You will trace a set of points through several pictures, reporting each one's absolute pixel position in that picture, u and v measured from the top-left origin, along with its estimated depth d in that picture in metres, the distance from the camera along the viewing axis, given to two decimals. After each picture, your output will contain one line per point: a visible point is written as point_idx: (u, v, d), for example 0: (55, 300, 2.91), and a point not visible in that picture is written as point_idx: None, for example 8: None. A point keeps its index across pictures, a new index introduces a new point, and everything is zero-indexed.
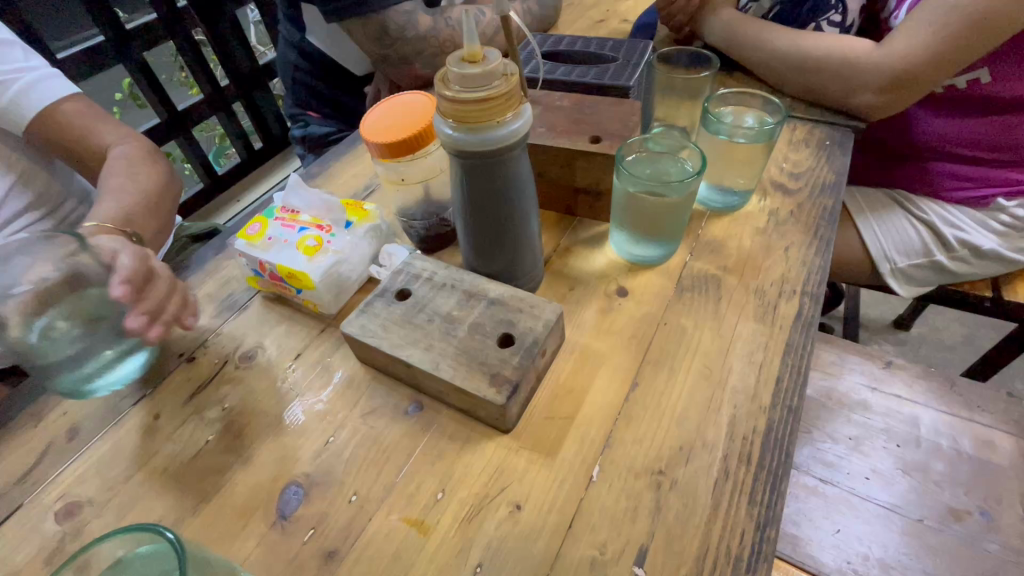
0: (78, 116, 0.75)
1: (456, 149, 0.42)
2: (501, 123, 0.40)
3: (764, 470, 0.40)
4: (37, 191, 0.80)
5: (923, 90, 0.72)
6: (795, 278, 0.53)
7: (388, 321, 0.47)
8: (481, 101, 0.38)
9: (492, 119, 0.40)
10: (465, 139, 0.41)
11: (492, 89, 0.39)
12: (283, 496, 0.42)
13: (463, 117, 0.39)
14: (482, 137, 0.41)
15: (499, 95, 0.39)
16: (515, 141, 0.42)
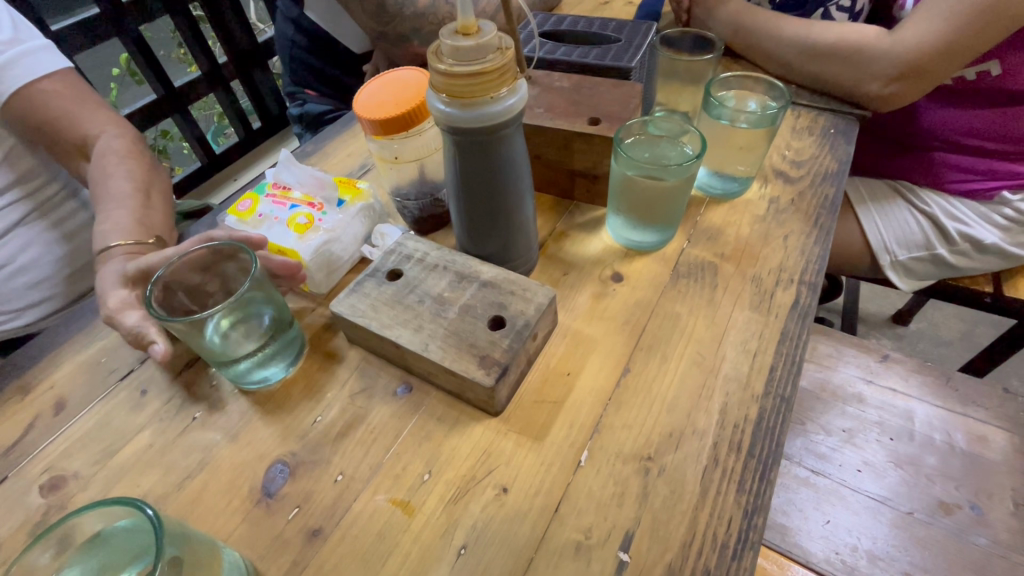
0: (56, 97, 0.73)
1: (449, 125, 0.41)
2: (496, 99, 0.39)
3: (753, 458, 0.40)
4: (22, 168, 0.79)
5: (932, 81, 0.71)
6: (792, 267, 0.53)
7: (378, 301, 0.47)
8: (476, 75, 0.37)
9: (485, 94, 0.39)
10: (457, 115, 0.40)
11: (486, 62, 0.38)
12: (269, 473, 0.42)
13: (456, 91, 0.38)
14: (474, 113, 0.40)
15: (493, 70, 0.38)
16: (509, 118, 0.41)
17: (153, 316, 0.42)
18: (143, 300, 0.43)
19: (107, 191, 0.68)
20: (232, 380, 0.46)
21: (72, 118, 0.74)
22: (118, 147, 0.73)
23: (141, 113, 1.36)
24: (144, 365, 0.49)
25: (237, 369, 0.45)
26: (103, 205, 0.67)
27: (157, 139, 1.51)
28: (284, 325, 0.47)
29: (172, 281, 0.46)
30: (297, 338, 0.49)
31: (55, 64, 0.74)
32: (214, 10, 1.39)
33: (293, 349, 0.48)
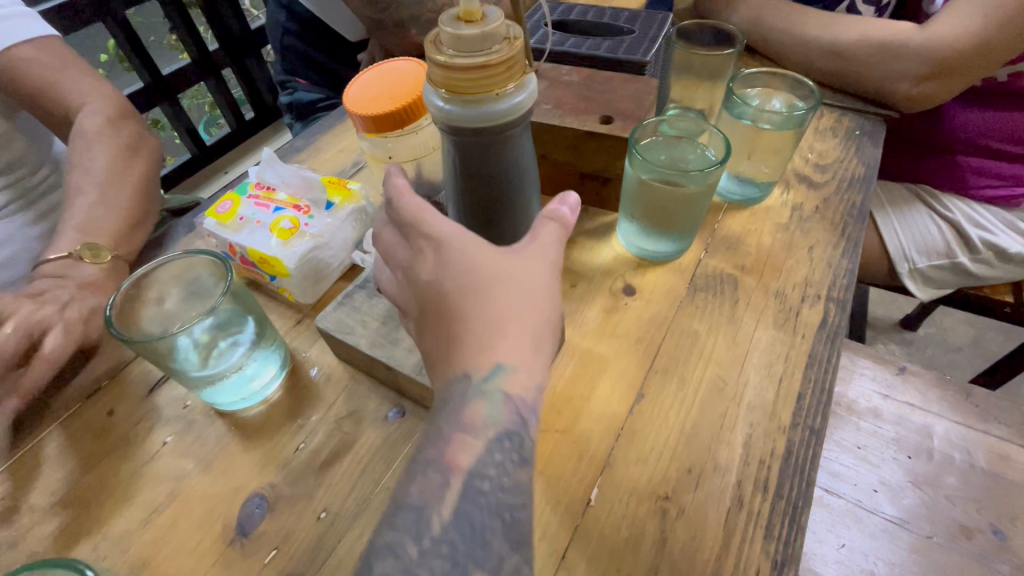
0: (37, 69, 0.68)
1: (449, 125, 0.37)
2: (502, 96, 0.35)
3: (782, 499, 0.36)
4: (13, 153, 0.74)
5: (966, 80, 0.66)
6: (819, 281, 0.49)
7: (368, 316, 0.43)
8: (480, 69, 0.33)
9: (490, 90, 0.34)
10: (458, 114, 0.35)
11: (492, 54, 0.33)
12: (244, 509, 0.38)
13: (457, 86, 0.34)
14: (477, 112, 0.35)
15: (499, 62, 0.33)
16: (517, 117, 0.36)
17: (114, 338, 0.37)
18: (104, 319, 0.39)
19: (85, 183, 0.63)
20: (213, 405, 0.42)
21: (56, 97, 0.69)
22: (93, 125, 0.68)
23: None
24: (112, 382, 0.45)
25: (217, 389, 0.41)
26: (81, 199, 0.63)
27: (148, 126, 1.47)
28: (265, 339, 0.43)
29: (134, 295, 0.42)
30: (281, 355, 0.45)
31: (35, 31, 0.69)
32: None
33: (276, 366, 0.44)
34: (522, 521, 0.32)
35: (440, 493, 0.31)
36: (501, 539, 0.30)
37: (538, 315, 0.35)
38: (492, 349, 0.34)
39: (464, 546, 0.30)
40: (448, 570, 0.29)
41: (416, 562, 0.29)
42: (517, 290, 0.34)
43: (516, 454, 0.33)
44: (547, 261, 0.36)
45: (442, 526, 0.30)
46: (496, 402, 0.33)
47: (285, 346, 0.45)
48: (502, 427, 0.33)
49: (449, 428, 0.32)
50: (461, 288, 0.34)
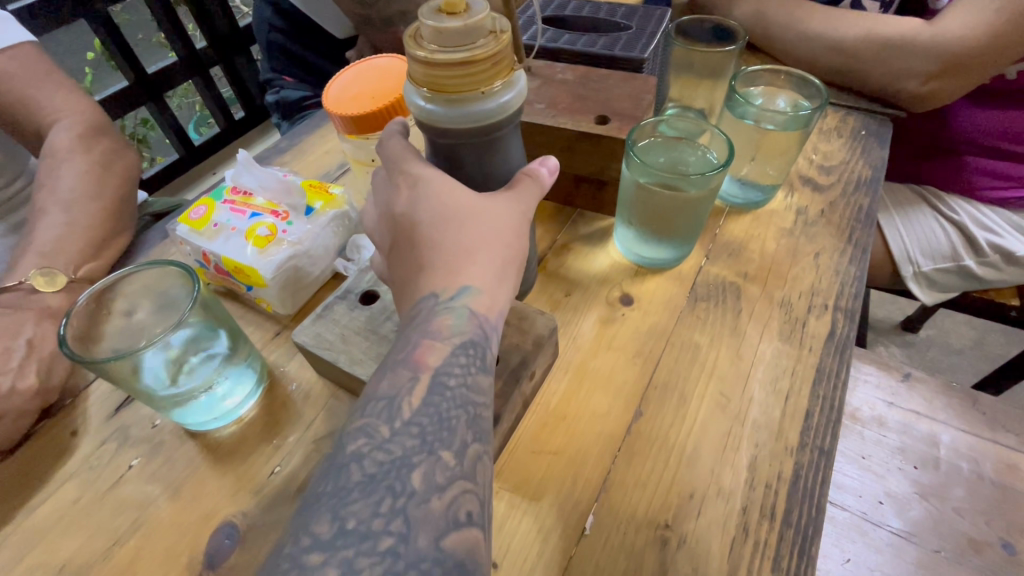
0: (9, 77, 0.66)
1: (433, 125, 0.34)
2: (488, 94, 0.32)
3: (791, 528, 0.34)
4: None
5: (976, 79, 0.63)
6: (826, 289, 0.46)
7: (348, 330, 0.40)
8: (463, 64, 0.30)
9: (475, 88, 0.32)
10: (441, 114, 0.33)
11: (476, 49, 0.30)
12: (213, 539, 0.35)
13: (440, 84, 0.31)
14: (461, 112, 0.33)
15: (484, 58, 0.30)
16: (505, 117, 0.34)
17: (65, 357, 0.35)
18: (57, 339, 0.36)
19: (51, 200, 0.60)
20: (183, 426, 0.39)
21: (29, 103, 0.67)
22: (64, 143, 0.65)
23: (111, 101, 1.28)
24: (78, 400, 0.42)
25: (187, 412, 0.38)
26: (46, 215, 0.59)
27: (137, 126, 1.45)
28: (237, 357, 0.41)
29: (94, 309, 0.40)
30: (257, 371, 0.42)
31: (8, 35, 0.67)
32: None
33: (250, 384, 0.41)
34: (487, 418, 0.31)
35: (409, 385, 0.31)
36: (467, 427, 0.30)
37: (506, 249, 0.35)
38: (457, 271, 0.34)
39: (430, 427, 0.29)
40: (418, 449, 0.28)
41: (387, 440, 0.29)
42: (487, 225, 0.34)
43: (479, 363, 0.32)
44: (519, 208, 0.36)
45: (412, 412, 0.30)
46: (459, 317, 0.33)
47: (262, 361, 0.43)
48: (467, 335, 0.33)
49: (417, 333, 0.32)
50: (431, 216, 0.34)
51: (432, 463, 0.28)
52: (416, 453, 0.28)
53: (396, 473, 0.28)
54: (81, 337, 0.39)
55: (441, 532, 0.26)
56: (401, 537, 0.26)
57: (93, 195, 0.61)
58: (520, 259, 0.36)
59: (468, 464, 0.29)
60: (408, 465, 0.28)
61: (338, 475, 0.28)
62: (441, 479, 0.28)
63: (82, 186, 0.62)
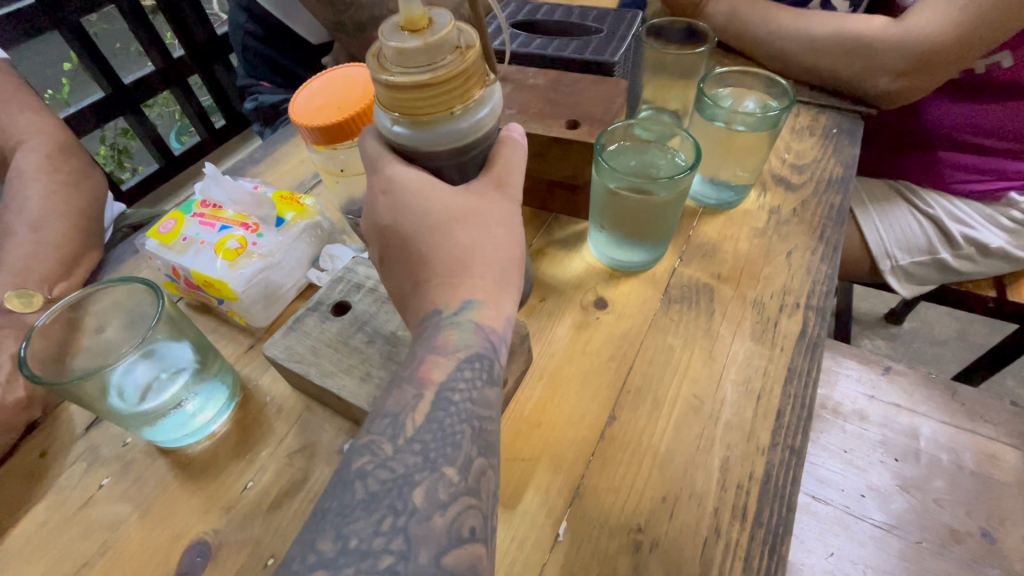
0: None
1: (413, 146, 0.34)
2: (463, 111, 0.32)
3: (762, 528, 0.34)
4: None
5: (945, 75, 0.64)
6: (798, 288, 0.47)
7: (319, 342, 0.40)
8: (436, 86, 0.30)
9: (450, 107, 0.32)
10: (419, 136, 0.33)
11: (439, 67, 0.30)
12: (185, 557, 0.35)
13: (414, 107, 0.31)
14: (432, 132, 0.33)
15: (455, 76, 0.30)
16: (480, 134, 0.34)
17: (27, 378, 0.33)
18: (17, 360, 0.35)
19: (15, 220, 0.59)
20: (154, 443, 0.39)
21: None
22: (31, 164, 0.64)
23: (88, 112, 1.26)
24: (49, 419, 0.42)
25: (158, 428, 0.38)
26: (12, 235, 0.58)
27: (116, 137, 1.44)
28: (208, 371, 0.40)
29: (58, 326, 0.39)
30: (229, 385, 0.41)
31: None
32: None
33: (221, 399, 0.41)
34: (492, 431, 0.31)
35: (414, 401, 0.30)
36: (472, 441, 0.30)
37: (499, 251, 0.35)
38: (458, 286, 0.34)
39: (433, 445, 0.29)
40: (420, 466, 0.28)
41: (390, 458, 0.28)
42: (477, 229, 0.35)
43: (484, 376, 0.32)
44: (505, 198, 0.37)
45: (416, 428, 0.29)
46: (464, 331, 0.33)
47: (234, 374, 0.42)
48: (473, 349, 0.32)
49: (421, 349, 0.32)
50: (425, 231, 0.34)
51: (436, 479, 0.28)
52: (418, 471, 0.28)
53: (398, 491, 0.27)
54: (43, 356, 0.38)
55: (443, 551, 0.26)
56: (400, 557, 0.25)
57: (62, 212, 0.60)
58: (519, 251, 0.37)
59: (473, 479, 0.28)
60: (410, 483, 0.27)
61: (342, 492, 0.27)
62: (445, 496, 0.27)
63: (52, 203, 0.61)
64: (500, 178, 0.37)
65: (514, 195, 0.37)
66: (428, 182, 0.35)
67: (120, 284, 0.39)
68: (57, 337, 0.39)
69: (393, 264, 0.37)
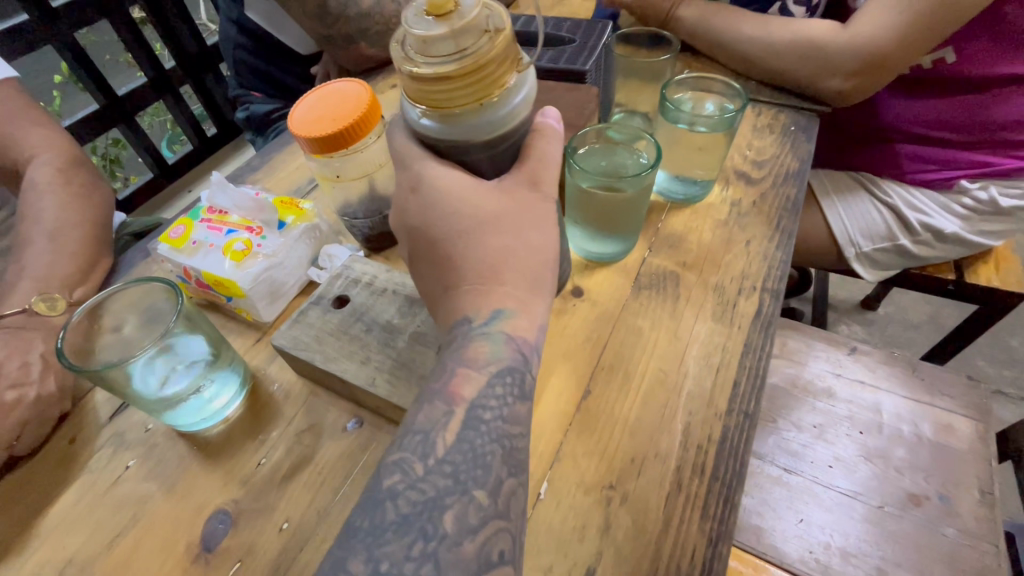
0: None
1: (455, 137, 0.37)
2: (502, 97, 0.35)
3: (718, 481, 0.39)
4: None
5: (891, 73, 0.69)
6: (755, 273, 0.52)
7: (323, 332, 0.44)
8: (475, 73, 0.33)
9: (490, 93, 0.34)
10: (462, 126, 0.36)
11: (467, 55, 0.32)
12: (209, 524, 0.39)
13: (456, 96, 0.34)
14: (474, 120, 0.36)
15: (491, 61, 0.33)
16: (515, 119, 0.37)
17: (68, 366, 0.38)
18: (55, 350, 0.39)
19: (30, 229, 0.63)
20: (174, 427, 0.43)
21: (9, 137, 0.70)
22: (42, 176, 0.67)
23: (83, 124, 1.29)
24: (77, 410, 0.46)
25: (178, 413, 0.42)
26: (29, 244, 0.62)
27: (109, 148, 1.47)
28: (223, 363, 0.44)
29: (89, 322, 0.43)
30: (242, 376, 0.46)
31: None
32: (157, 13, 1.32)
33: (234, 387, 0.45)
34: (520, 449, 0.35)
35: (444, 419, 0.34)
36: (501, 463, 0.33)
37: (532, 256, 0.39)
38: (490, 294, 0.37)
39: (464, 467, 0.32)
40: (451, 489, 0.31)
41: (420, 479, 0.32)
42: (508, 235, 0.38)
43: (515, 392, 0.36)
44: (539, 196, 0.40)
45: (447, 449, 0.33)
46: (496, 342, 0.36)
47: (245, 366, 0.46)
48: (504, 363, 0.36)
49: (454, 363, 0.36)
50: (457, 237, 0.38)
51: (466, 504, 0.31)
52: (448, 494, 0.31)
53: (429, 515, 0.30)
54: (76, 347, 0.42)
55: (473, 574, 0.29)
56: None
57: (75, 221, 0.64)
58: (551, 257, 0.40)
59: (501, 502, 0.32)
60: (441, 506, 0.31)
61: (374, 511, 0.30)
62: (475, 521, 0.31)
63: (64, 213, 0.65)
64: (535, 177, 0.40)
65: (548, 195, 0.41)
66: (464, 187, 0.38)
67: (143, 284, 0.43)
68: (87, 331, 0.43)
69: (427, 266, 0.40)
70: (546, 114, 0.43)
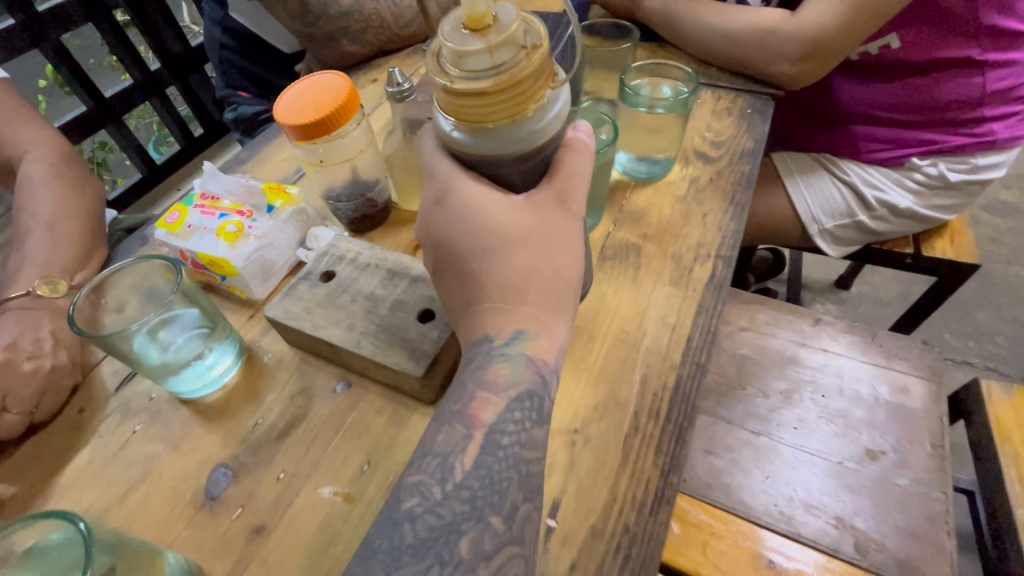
0: None
1: (491, 152, 0.39)
2: (537, 111, 0.37)
3: (671, 422, 0.43)
4: None
5: (836, 57, 0.74)
6: (710, 243, 0.56)
7: (311, 303, 0.48)
8: (512, 88, 0.35)
9: (526, 108, 0.37)
10: (499, 141, 0.38)
11: (501, 70, 0.35)
12: (212, 477, 0.43)
13: (493, 110, 0.36)
14: (509, 134, 0.38)
15: (528, 78, 0.35)
16: (547, 135, 0.39)
17: (78, 334, 0.41)
18: (66, 319, 0.43)
19: (29, 222, 0.66)
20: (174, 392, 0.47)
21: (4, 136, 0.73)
22: (38, 172, 0.71)
23: (70, 127, 1.32)
24: (85, 383, 0.49)
25: (178, 379, 0.46)
26: (29, 235, 0.65)
27: (97, 151, 1.49)
28: (220, 336, 0.48)
29: (96, 295, 0.47)
30: (237, 349, 0.49)
31: None
32: (141, 16, 1.34)
33: (230, 358, 0.49)
34: (536, 473, 0.37)
35: (464, 443, 0.37)
36: (517, 488, 0.36)
37: (557, 278, 0.41)
38: (511, 316, 0.40)
39: (481, 493, 0.35)
40: (468, 514, 0.35)
41: (438, 503, 0.35)
42: (531, 256, 0.40)
43: (533, 416, 0.38)
44: (565, 213, 0.42)
45: (464, 473, 0.36)
46: (517, 366, 0.39)
47: (241, 339, 0.50)
48: (523, 386, 0.38)
49: (474, 386, 0.38)
50: (482, 253, 0.40)
51: (482, 529, 0.34)
52: (465, 520, 0.34)
53: (446, 540, 0.34)
54: (85, 318, 0.46)
55: None
56: None
57: (72, 213, 0.67)
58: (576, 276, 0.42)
59: (516, 528, 0.35)
60: (458, 532, 0.34)
61: (394, 532, 0.34)
62: (490, 546, 0.34)
63: (61, 205, 0.68)
64: (564, 195, 0.42)
65: (576, 214, 0.42)
66: (490, 205, 0.40)
67: (146, 262, 0.47)
68: (95, 303, 0.47)
69: (454, 278, 0.42)
70: (578, 128, 0.44)
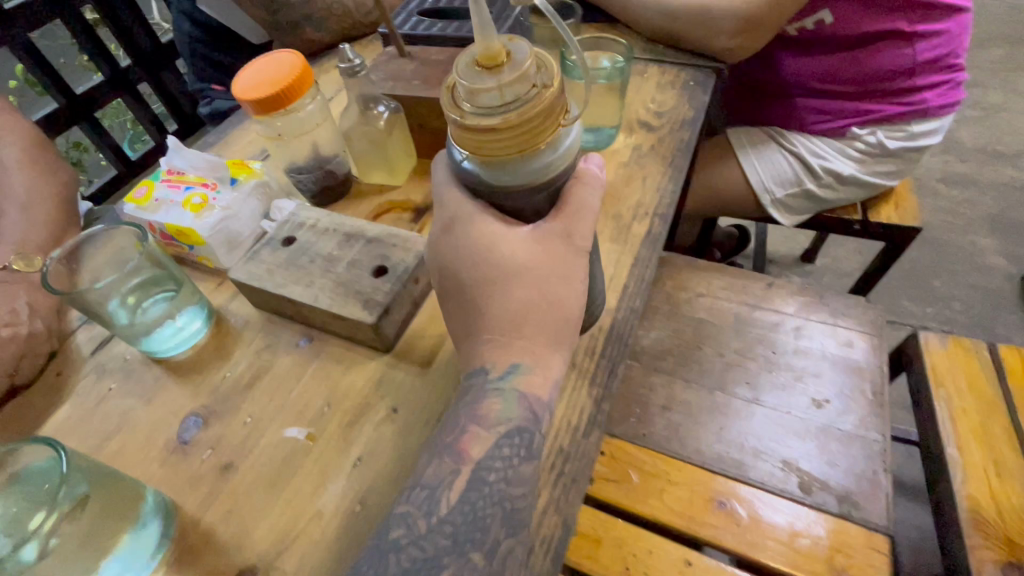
0: None
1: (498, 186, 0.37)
2: (549, 147, 0.35)
3: (605, 358, 0.48)
4: None
5: (768, 32, 0.79)
6: (648, 203, 0.61)
7: (272, 264, 0.52)
8: (524, 128, 0.33)
9: (537, 144, 0.35)
10: (507, 176, 0.36)
11: (511, 108, 0.32)
12: (183, 424, 0.46)
13: (502, 147, 0.34)
14: (520, 170, 0.36)
15: (541, 118, 0.33)
16: (558, 168, 0.37)
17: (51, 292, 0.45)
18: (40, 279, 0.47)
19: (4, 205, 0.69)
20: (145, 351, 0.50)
21: None
22: (11, 159, 0.73)
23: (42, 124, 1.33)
24: (63, 348, 0.53)
25: (147, 338, 0.49)
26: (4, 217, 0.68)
27: (70, 151, 1.50)
28: (187, 298, 0.51)
29: (71, 260, 0.50)
30: (205, 312, 0.53)
31: None
32: (110, 13, 1.36)
33: (198, 321, 0.52)
34: (521, 508, 0.38)
35: (451, 477, 0.37)
36: (500, 524, 0.37)
37: (556, 314, 0.41)
38: (508, 352, 0.40)
39: (463, 529, 0.36)
40: (449, 549, 0.35)
41: (422, 536, 0.36)
42: (528, 291, 0.41)
43: (522, 452, 0.39)
44: (571, 248, 0.41)
45: (449, 508, 0.37)
46: (509, 404, 0.39)
47: (209, 304, 0.53)
48: (514, 423, 0.39)
49: (466, 421, 0.39)
50: (482, 284, 0.41)
51: (462, 563, 0.35)
52: (446, 554, 0.35)
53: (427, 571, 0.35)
54: (60, 280, 0.49)
55: None
56: None
57: (46, 196, 0.70)
58: (576, 313, 0.42)
59: (496, 562, 0.36)
60: (439, 564, 0.35)
61: (380, 561, 0.35)
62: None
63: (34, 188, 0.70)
64: (570, 230, 0.41)
65: (581, 248, 0.42)
66: (496, 241, 0.40)
67: (116, 230, 0.50)
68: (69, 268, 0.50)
69: (455, 305, 0.43)
70: (590, 161, 0.44)
